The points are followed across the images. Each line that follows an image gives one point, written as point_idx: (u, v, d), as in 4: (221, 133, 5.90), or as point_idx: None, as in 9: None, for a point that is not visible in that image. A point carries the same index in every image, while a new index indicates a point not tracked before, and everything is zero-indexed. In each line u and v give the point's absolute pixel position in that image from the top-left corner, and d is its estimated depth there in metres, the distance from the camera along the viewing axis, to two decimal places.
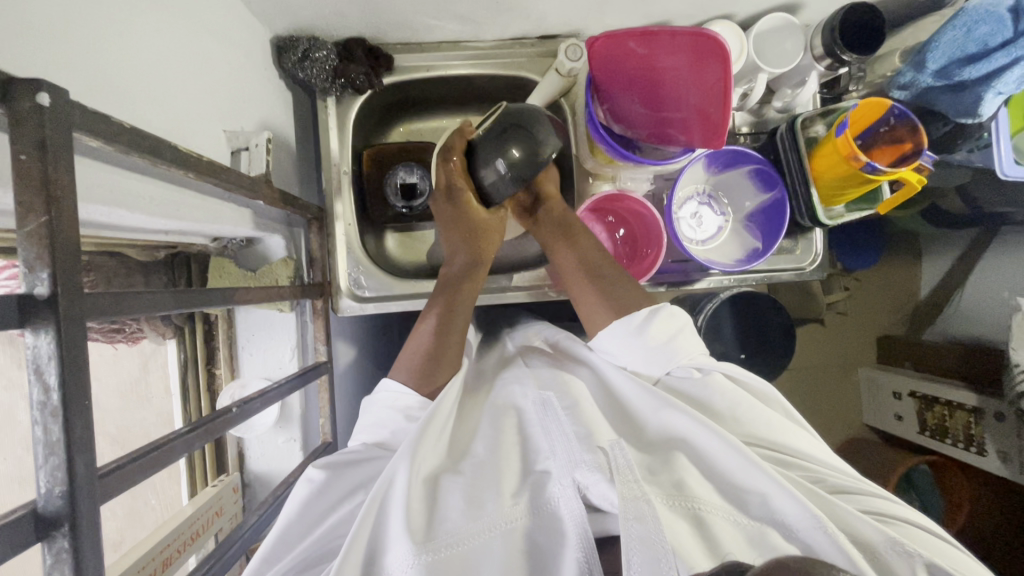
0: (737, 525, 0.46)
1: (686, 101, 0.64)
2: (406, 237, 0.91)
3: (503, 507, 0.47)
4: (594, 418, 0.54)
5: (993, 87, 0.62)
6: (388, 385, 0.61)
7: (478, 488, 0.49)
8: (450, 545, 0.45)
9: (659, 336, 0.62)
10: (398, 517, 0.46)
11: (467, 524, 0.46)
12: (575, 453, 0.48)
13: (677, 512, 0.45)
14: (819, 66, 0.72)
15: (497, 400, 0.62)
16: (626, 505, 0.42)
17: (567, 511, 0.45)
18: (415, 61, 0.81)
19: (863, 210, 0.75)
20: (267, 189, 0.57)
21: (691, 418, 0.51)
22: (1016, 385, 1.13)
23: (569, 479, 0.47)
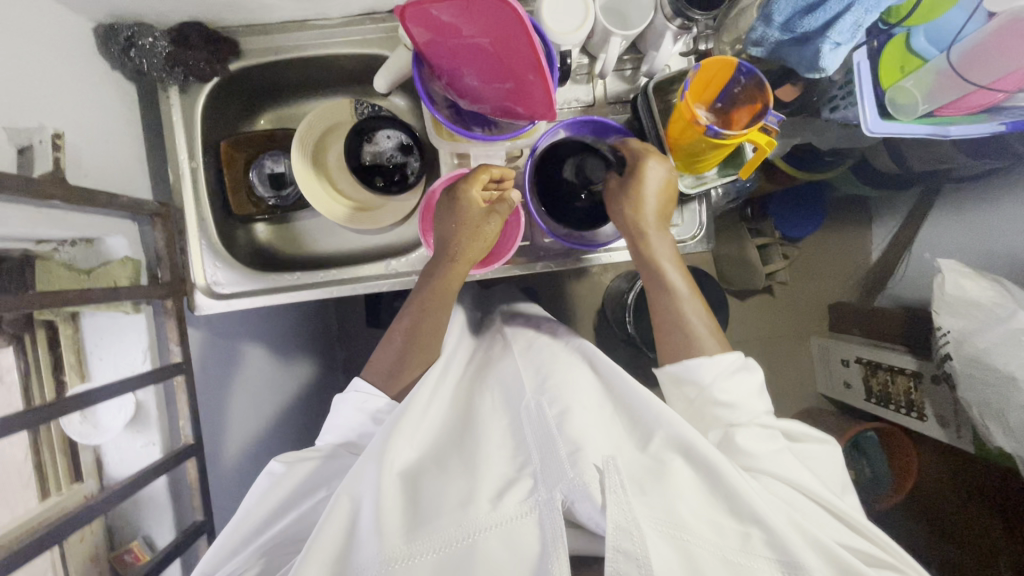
0: (726, 562, 0.49)
1: (511, 72, 0.59)
2: (285, 228, 0.88)
3: (481, 514, 0.50)
4: (584, 429, 0.56)
5: (829, 38, 0.58)
6: (358, 386, 0.67)
7: (457, 493, 0.53)
8: (421, 549, 0.49)
9: (727, 392, 0.63)
10: (371, 513, 0.51)
11: (443, 526, 0.50)
12: (561, 467, 0.51)
13: (667, 541, 0.48)
14: (672, 27, 0.67)
15: (493, 402, 0.66)
16: (617, 532, 0.47)
17: (548, 524, 0.48)
18: (262, 44, 0.77)
19: (729, 176, 0.71)
20: (54, 188, 0.54)
21: (693, 442, 0.55)
22: (941, 347, 1.10)
23: (555, 492, 0.50)
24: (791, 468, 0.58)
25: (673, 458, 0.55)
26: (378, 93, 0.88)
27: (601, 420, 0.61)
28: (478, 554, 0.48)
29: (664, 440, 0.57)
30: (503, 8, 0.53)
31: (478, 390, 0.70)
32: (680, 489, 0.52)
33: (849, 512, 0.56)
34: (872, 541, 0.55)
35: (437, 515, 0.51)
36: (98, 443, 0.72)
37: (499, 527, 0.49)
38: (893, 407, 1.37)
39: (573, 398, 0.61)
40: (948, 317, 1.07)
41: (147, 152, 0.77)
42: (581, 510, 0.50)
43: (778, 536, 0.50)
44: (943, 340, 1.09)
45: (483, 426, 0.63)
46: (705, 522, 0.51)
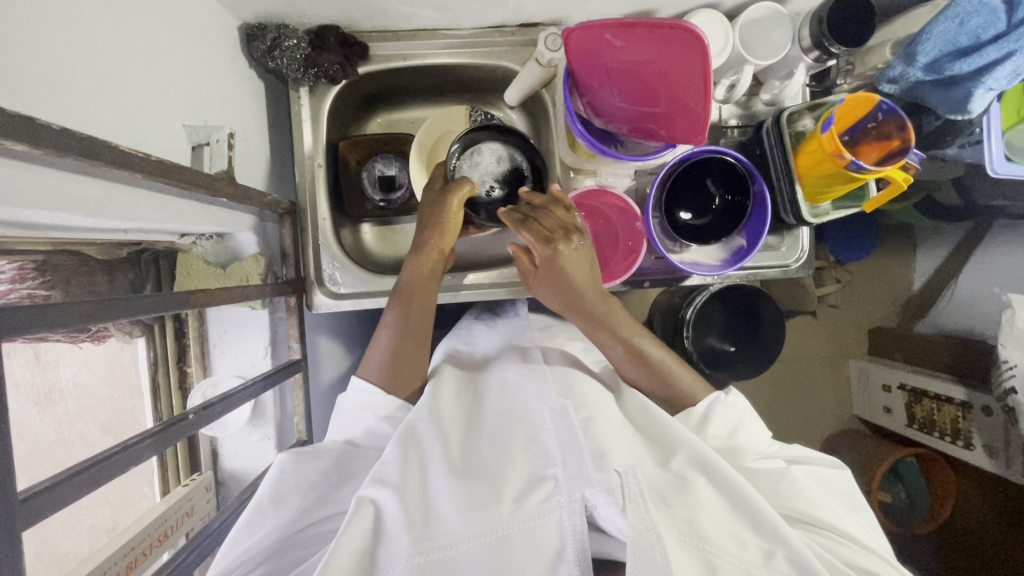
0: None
1: (666, 94, 0.60)
2: (387, 230, 0.89)
3: (505, 511, 0.48)
4: (607, 436, 0.54)
5: (983, 83, 0.60)
6: (356, 385, 0.64)
7: (481, 487, 0.50)
8: (456, 534, 0.48)
9: (717, 432, 0.62)
10: (395, 515, 0.49)
11: (463, 528, 0.48)
12: (587, 470, 0.49)
13: (690, 553, 0.47)
14: (807, 58, 0.70)
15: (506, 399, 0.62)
16: (636, 538, 0.45)
17: (571, 525, 0.47)
18: (391, 49, 0.78)
19: (850, 208, 0.73)
20: (228, 186, 0.56)
21: (705, 455, 0.54)
22: (1004, 381, 1.12)
23: (580, 495, 0.48)
24: (818, 503, 0.56)
25: (695, 476, 0.53)
26: (488, 102, 0.89)
27: (623, 431, 0.58)
28: (506, 546, 0.46)
29: (687, 457, 0.55)
30: (682, 33, 0.55)
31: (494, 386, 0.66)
32: (704, 504, 0.51)
33: (867, 544, 0.55)
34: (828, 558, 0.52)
35: (458, 512, 0.49)
36: (216, 435, 0.72)
37: (522, 525, 0.47)
38: (937, 434, 1.39)
39: (598, 408, 0.58)
40: (1014, 351, 1.09)
41: (271, 150, 0.78)
42: (603, 514, 0.49)
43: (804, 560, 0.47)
44: (1007, 374, 1.11)
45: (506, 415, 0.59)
46: (728, 536, 0.49)
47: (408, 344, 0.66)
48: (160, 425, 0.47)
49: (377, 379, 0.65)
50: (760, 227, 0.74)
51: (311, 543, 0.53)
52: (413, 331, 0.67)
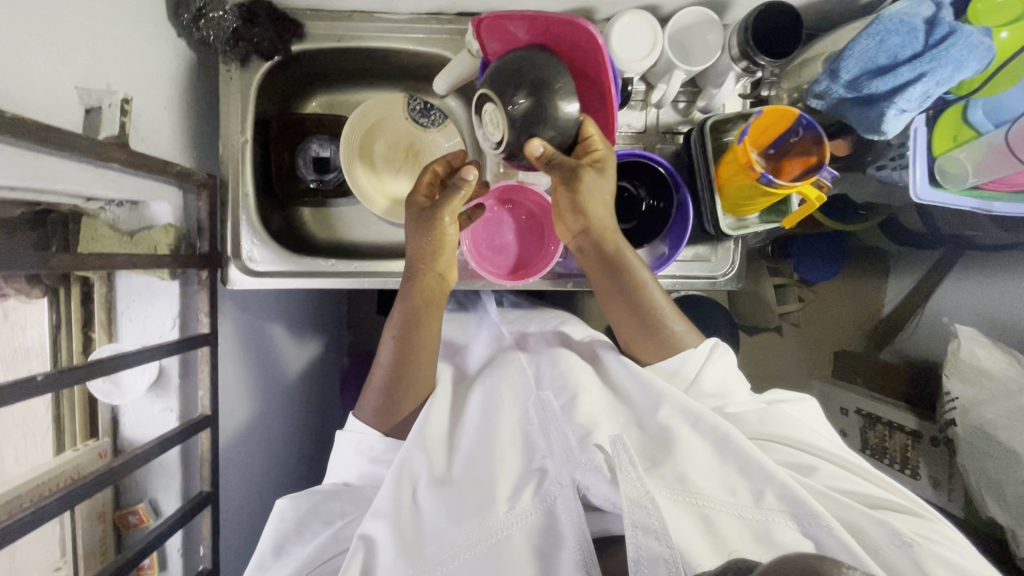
0: (741, 519, 0.51)
1: (574, 93, 0.59)
2: (321, 212, 0.89)
3: (499, 514, 0.54)
4: (591, 412, 0.61)
5: (895, 104, 0.58)
6: (351, 427, 0.69)
7: (472, 500, 0.57)
8: (455, 544, 0.53)
9: (713, 379, 0.66)
10: (393, 533, 0.55)
11: (459, 539, 0.53)
12: (573, 455, 0.56)
13: (684, 506, 0.51)
14: (735, 68, 0.68)
15: (493, 391, 0.68)
16: (632, 506, 0.49)
17: (565, 510, 0.53)
18: (327, 29, 0.77)
19: (771, 222, 0.72)
20: (117, 153, 0.55)
21: (689, 413, 0.59)
22: (947, 413, 1.10)
23: (569, 479, 0.55)
24: (794, 427, 0.62)
25: (679, 424, 0.58)
26: (431, 90, 0.88)
27: (606, 406, 0.63)
28: (506, 547, 0.53)
29: (671, 409, 0.60)
30: (598, 80, 0.57)
31: (487, 377, 0.71)
32: (690, 458, 0.55)
33: (845, 462, 0.60)
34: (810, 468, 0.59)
35: (454, 523, 0.55)
36: (117, 403, 0.72)
37: (519, 523, 0.54)
38: (887, 462, 1.38)
39: (577, 387, 0.65)
40: (958, 383, 1.08)
41: (198, 121, 0.77)
42: (597, 490, 0.54)
43: (792, 494, 0.51)
44: (949, 406, 1.10)
45: (488, 415, 0.65)
46: (717, 484, 0.54)
47: (403, 379, 0.69)
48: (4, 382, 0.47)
49: (372, 420, 0.69)
50: (680, 239, 0.73)
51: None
52: (404, 368, 0.69)
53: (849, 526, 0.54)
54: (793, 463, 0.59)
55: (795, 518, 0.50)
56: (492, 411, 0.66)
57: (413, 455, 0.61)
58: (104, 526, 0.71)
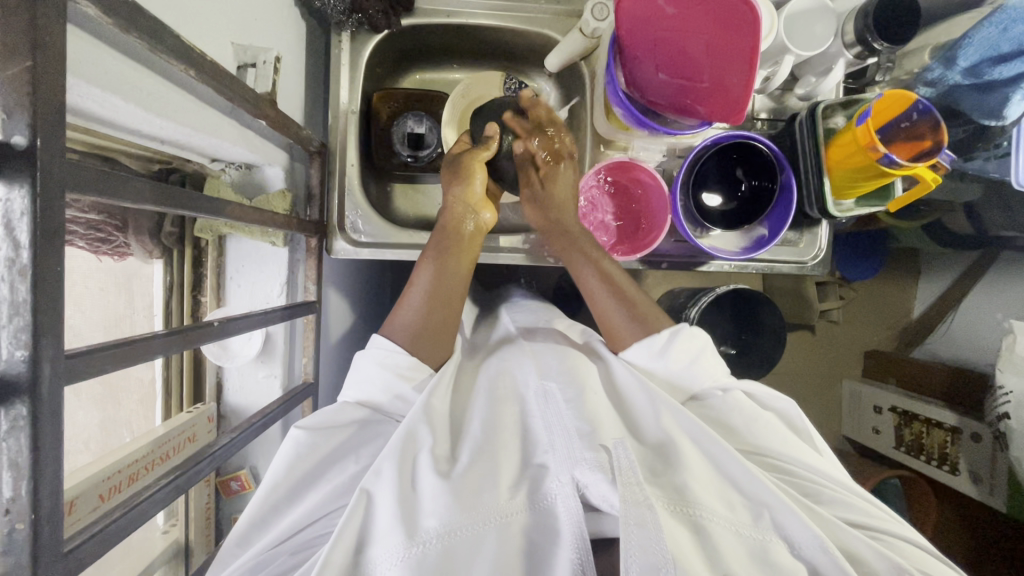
0: (739, 537, 0.47)
1: (708, 68, 0.62)
2: (409, 188, 0.90)
3: (495, 500, 0.48)
4: (596, 411, 0.55)
5: (1020, 88, 0.63)
6: (379, 342, 0.64)
7: (474, 480, 0.50)
8: (451, 525, 0.47)
9: (680, 361, 0.63)
10: (389, 507, 0.48)
11: (454, 521, 0.47)
12: (575, 450, 0.49)
13: (679, 518, 0.46)
14: (848, 54, 0.70)
15: (497, 379, 0.64)
16: (628, 510, 0.43)
17: (563, 509, 0.47)
18: (436, 4, 0.78)
19: (873, 207, 0.74)
20: (271, 109, 0.55)
21: (698, 422, 0.54)
22: (999, 406, 1.13)
23: (569, 476, 0.48)
24: (786, 441, 0.58)
25: (682, 439, 0.54)
26: (523, 72, 0.89)
27: (610, 407, 0.59)
28: (504, 533, 0.47)
29: (674, 419, 0.56)
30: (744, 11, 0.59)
31: (491, 363, 0.68)
32: (693, 468, 0.50)
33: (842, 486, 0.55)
34: (813, 481, 0.55)
35: (449, 503, 0.48)
36: (223, 366, 0.72)
37: (510, 514, 0.48)
38: (924, 458, 1.40)
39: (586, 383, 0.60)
40: (1011, 377, 1.10)
41: (307, 91, 0.78)
42: (594, 492, 0.47)
43: (795, 518, 0.47)
44: (1002, 400, 1.13)
45: (491, 400, 0.60)
46: (717, 498, 0.49)
47: (440, 305, 0.68)
48: (181, 325, 0.43)
49: (403, 340, 0.65)
50: (782, 219, 0.75)
51: (311, 543, 0.53)
52: (439, 296, 0.68)
53: (841, 552, 0.49)
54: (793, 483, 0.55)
55: (791, 541, 0.47)
56: (493, 398, 0.60)
57: (417, 426, 0.55)
58: (208, 491, 0.71)
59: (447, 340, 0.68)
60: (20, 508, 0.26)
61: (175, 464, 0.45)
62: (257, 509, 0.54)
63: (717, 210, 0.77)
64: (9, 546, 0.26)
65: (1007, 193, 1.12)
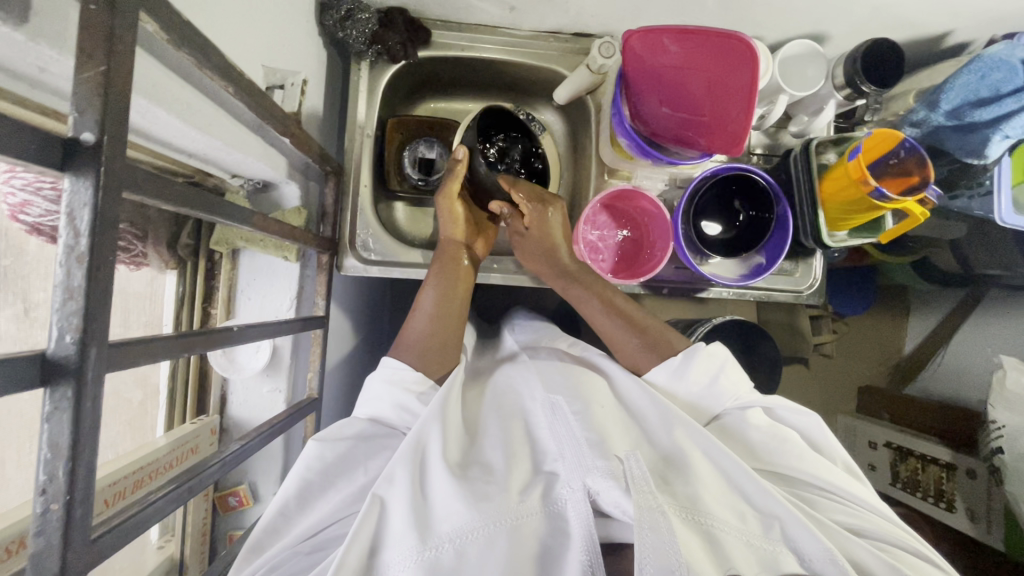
0: (751, 547, 0.49)
1: (710, 105, 0.66)
2: (417, 210, 0.92)
3: (511, 503, 0.51)
4: (605, 424, 0.57)
5: (1000, 130, 0.65)
6: (390, 361, 0.65)
7: (483, 485, 0.52)
8: (465, 528, 0.49)
9: (698, 382, 0.63)
10: (402, 512, 0.50)
11: (470, 524, 0.49)
12: (586, 459, 0.52)
13: (691, 528, 0.49)
14: (838, 95, 0.75)
15: (505, 395, 0.65)
16: (642, 515, 0.47)
17: (574, 513, 0.50)
18: (451, 39, 0.82)
19: (864, 237, 0.77)
20: (296, 127, 0.58)
21: (707, 438, 0.56)
22: (993, 441, 1.15)
23: (581, 483, 0.51)
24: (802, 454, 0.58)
25: (692, 450, 0.56)
26: (530, 104, 0.94)
27: (618, 419, 0.60)
28: (518, 534, 0.49)
29: (684, 431, 0.57)
30: (743, 53, 0.62)
31: (499, 379, 0.69)
32: (703, 480, 0.53)
33: (850, 493, 0.56)
34: (822, 488, 0.57)
35: (464, 506, 0.50)
36: (228, 379, 0.72)
37: (526, 517, 0.50)
38: (921, 495, 1.39)
39: (593, 396, 0.61)
40: (1004, 412, 1.12)
41: (325, 116, 0.81)
42: (606, 498, 0.51)
43: (801, 529, 0.50)
44: (995, 435, 1.14)
45: (502, 414, 0.62)
46: (726, 508, 0.52)
47: (449, 317, 0.71)
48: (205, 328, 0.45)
49: (411, 360, 0.66)
50: (779, 249, 0.78)
51: (328, 543, 0.56)
52: (446, 313, 0.71)
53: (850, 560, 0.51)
54: (797, 494, 0.57)
55: (799, 552, 0.50)
56: (502, 413, 0.62)
57: (426, 434, 0.56)
58: (206, 506, 0.70)
59: (453, 351, 0.70)
60: (57, 488, 0.26)
61: (185, 468, 0.45)
62: (271, 515, 0.56)
63: (719, 239, 0.81)
64: (42, 527, 0.26)
65: (990, 232, 1.17)
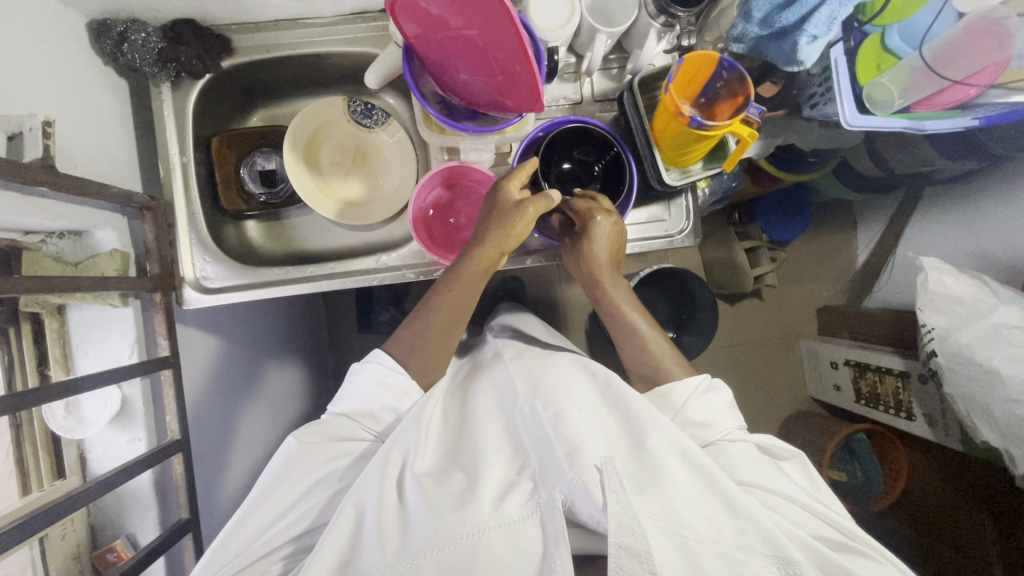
0: (723, 556, 0.51)
1: (496, 62, 0.60)
2: (274, 225, 0.89)
3: (481, 514, 0.54)
4: (578, 432, 0.59)
5: (804, 32, 0.61)
6: (382, 360, 0.70)
7: (452, 496, 0.57)
8: (432, 539, 0.53)
9: (699, 411, 0.69)
10: (373, 527, 0.56)
11: (443, 533, 0.53)
12: (562, 470, 0.55)
13: (668, 538, 0.51)
14: (656, 25, 0.69)
15: (484, 412, 0.69)
16: (620, 530, 0.49)
17: (548, 525, 0.52)
18: (253, 41, 0.78)
19: (715, 168, 0.73)
20: (43, 175, 0.55)
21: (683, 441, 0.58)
22: (926, 345, 1.09)
23: (558, 492, 0.54)
24: (780, 482, 0.62)
25: (670, 457, 0.57)
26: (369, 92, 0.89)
27: (591, 419, 0.63)
28: (482, 547, 0.52)
29: (660, 439, 0.59)
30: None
31: (475, 391, 0.74)
32: (676, 485, 0.55)
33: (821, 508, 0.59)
34: (803, 503, 0.60)
35: (438, 521, 0.54)
36: (82, 438, 0.71)
37: (498, 526, 0.53)
38: (883, 408, 1.34)
39: (565, 402, 0.65)
40: (931, 314, 1.06)
41: (139, 149, 0.77)
42: (582, 508, 0.53)
43: (772, 531, 0.52)
44: (928, 338, 1.08)
45: (481, 431, 0.66)
46: (702, 515, 0.53)
47: (458, 310, 0.74)
48: None
49: (403, 356, 0.73)
50: (629, 199, 0.74)
51: (302, 549, 0.61)
52: (450, 317, 0.74)
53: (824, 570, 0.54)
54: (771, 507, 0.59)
55: (771, 555, 0.52)
56: (481, 425, 0.67)
57: (406, 436, 0.63)
58: (79, 567, 0.67)
59: (447, 347, 0.75)
60: None
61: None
62: (235, 522, 0.61)
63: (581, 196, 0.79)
64: None
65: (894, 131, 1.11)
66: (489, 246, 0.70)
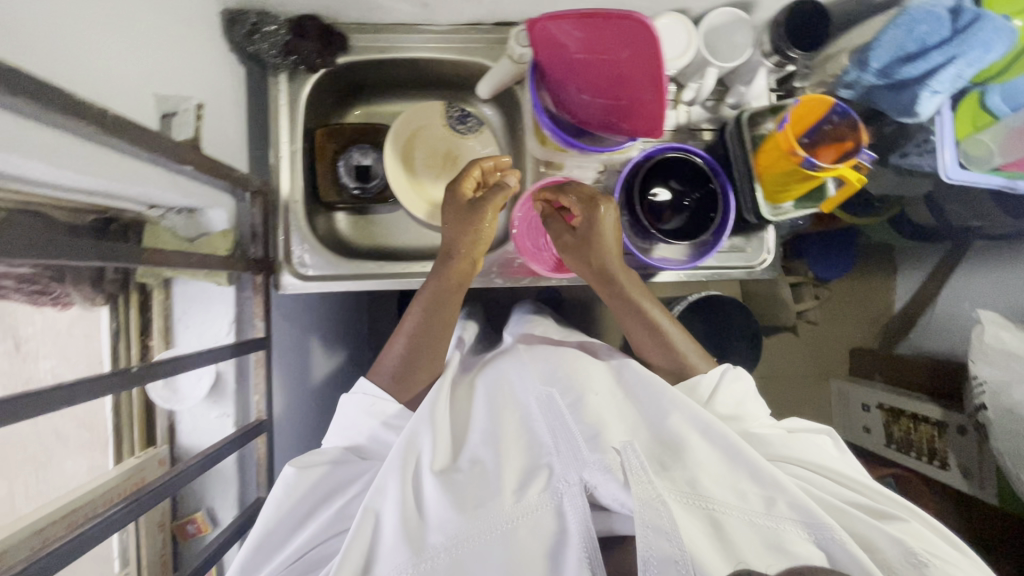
0: (753, 526, 0.50)
1: (624, 88, 0.63)
2: (361, 219, 0.91)
3: (507, 504, 0.52)
4: (598, 413, 0.56)
5: (927, 87, 0.63)
6: (367, 386, 0.65)
7: (474, 491, 0.54)
8: (460, 534, 0.51)
9: (727, 404, 0.65)
10: (394, 522, 0.53)
11: (472, 527, 0.51)
12: (582, 455, 0.53)
13: (695, 513, 0.49)
14: (768, 64, 0.73)
15: (495, 387, 0.64)
16: (643, 509, 0.48)
17: (571, 511, 0.51)
18: (369, 41, 0.80)
19: (808, 208, 0.75)
20: (190, 154, 0.57)
21: (705, 420, 0.56)
22: (975, 396, 1.10)
23: (577, 478, 0.53)
24: (813, 454, 0.61)
25: (691, 434, 0.56)
26: (465, 99, 0.91)
27: (612, 405, 0.59)
28: (512, 538, 0.51)
29: (682, 417, 0.57)
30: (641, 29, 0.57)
31: (489, 372, 0.68)
32: (703, 465, 0.53)
33: (852, 478, 0.59)
34: (833, 472, 0.59)
35: (463, 515, 0.52)
36: (175, 409, 0.73)
37: (525, 516, 0.52)
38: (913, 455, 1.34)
39: (590, 384, 0.60)
40: (984, 368, 1.07)
41: (249, 135, 0.80)
42: (605, 493, 0.52)
43: (805, 503, 0.51)
44: (978, 390, 1.09)
45: (492, 410, 0.61)
46: (728, 490, 0.52)
47: (438, 322, 0.69)
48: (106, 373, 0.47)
49: (388, 382, 0.67)
50: (724, 226, 0.75)
51: (316, 563, 0.57)
52: (428, 334, 0.69)
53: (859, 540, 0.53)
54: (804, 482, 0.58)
55: (804, 526, 0.50)
56: (492, 399, 0.63)
57: (419, 440, 0.58)
58: (162, 537, 0.72)
59: (439, 357, 0.70)
60: None
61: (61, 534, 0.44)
62: (254, 535, 0.58)
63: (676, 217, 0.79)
64: None
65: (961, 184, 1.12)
66: (456, 258, 0.70)
